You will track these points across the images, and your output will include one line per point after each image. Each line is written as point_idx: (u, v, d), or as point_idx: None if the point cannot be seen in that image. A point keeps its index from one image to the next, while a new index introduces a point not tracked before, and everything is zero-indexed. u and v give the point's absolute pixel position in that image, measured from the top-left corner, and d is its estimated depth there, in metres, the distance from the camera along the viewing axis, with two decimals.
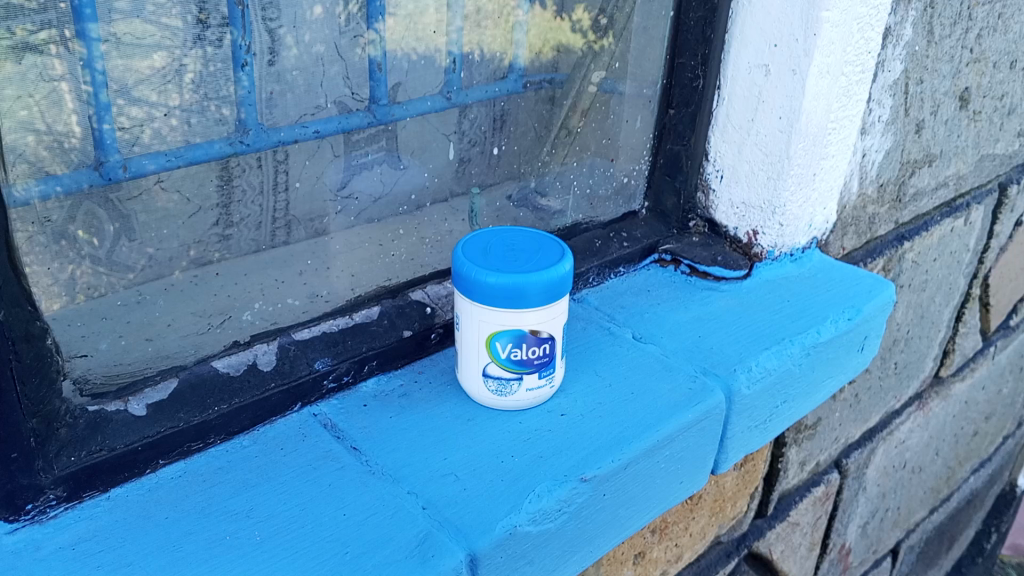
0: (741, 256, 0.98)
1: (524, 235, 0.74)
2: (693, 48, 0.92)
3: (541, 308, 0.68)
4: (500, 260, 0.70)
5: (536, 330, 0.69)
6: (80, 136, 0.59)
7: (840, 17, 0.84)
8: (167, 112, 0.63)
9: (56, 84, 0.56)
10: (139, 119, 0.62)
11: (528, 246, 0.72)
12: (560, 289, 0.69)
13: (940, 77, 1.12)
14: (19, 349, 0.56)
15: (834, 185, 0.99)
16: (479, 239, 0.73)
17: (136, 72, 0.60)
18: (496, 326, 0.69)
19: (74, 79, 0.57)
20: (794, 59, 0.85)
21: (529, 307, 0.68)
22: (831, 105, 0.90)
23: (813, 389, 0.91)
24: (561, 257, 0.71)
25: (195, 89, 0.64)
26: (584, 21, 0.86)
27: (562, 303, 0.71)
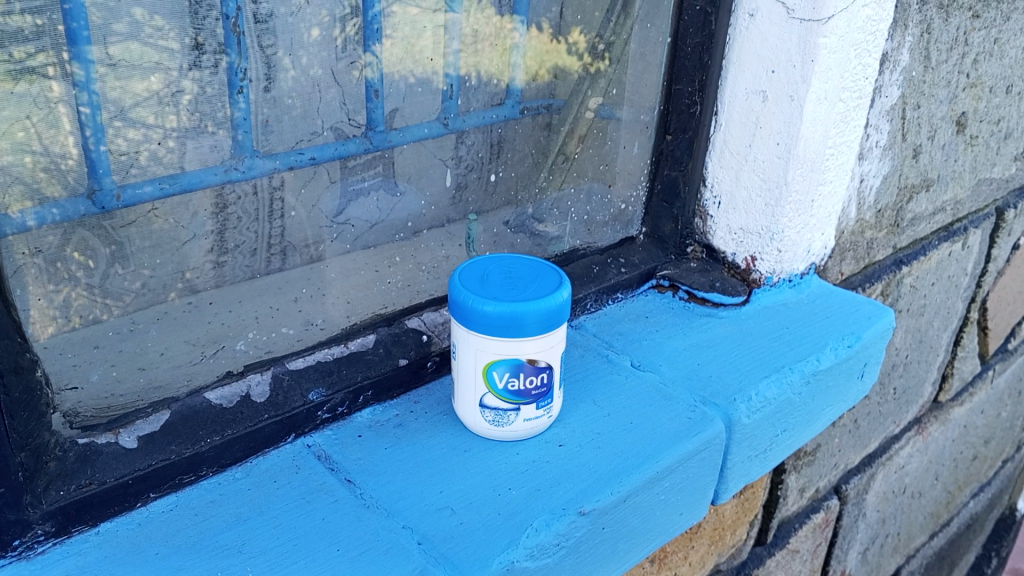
0: (739, 282, 0.97)
1: (517, 261, 0.73)
2: (690, 74, 0.91)
3: (536, 337, 0.68)
4: (497, 288, 0.69)
5: (533, 360, 0.69)
6: (76, 158, 0.59)
7: (838, 43, 0.84)
8: (164, 135, 0.64)
9: (53, 103, 0.56)
10: (136, 141, 0.62)
11: (524, 273, 0.72)
12: (558, 317, 0.69)
13: (937, 102, 1.12)
14: (9, 383, 0.55)
15: (833, 211, 0.98)
16: (476, 266, 0.72)
17: (133, 94, 0.61)
18: (492, 355, 0.68)
19: (71, 100, 0.57)
20: (791, 85, 0.85)
21: (526, 336, 0.67)
22: (829, 131, 0.90)
23: (814, 417, 0.90)
24: (559, 285, 0.70)
25: (192, 111, 0.65)
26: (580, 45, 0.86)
27: (560, 332, 0.70)
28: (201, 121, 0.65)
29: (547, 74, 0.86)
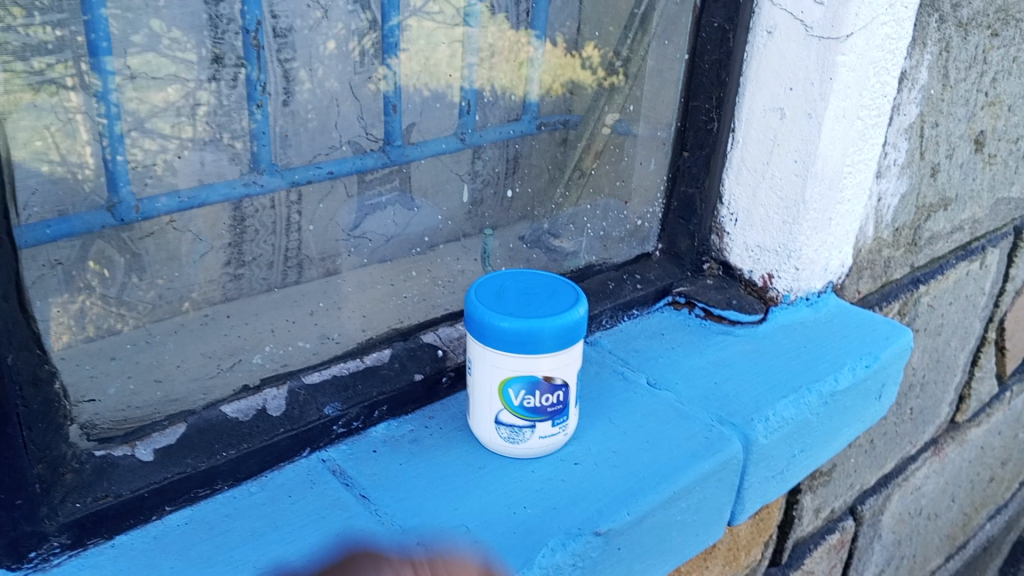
0: (756, 300, 0.97)
1: (533, 277, 0.73)
2: (708, 91, 0.90)
3: (553, 355, 0.67)
4: (513, 304, 0.69)
5: (549, 377, 0.68)
6: (93, 168, 0.60)
7: (856, 60, 0.84)
8: (179, 144, 0.66)
9: (71, 113, 0.57)
10: (152, 151, 0.64)
11: (541, 289, 0.72)
12: (574, 333, 0.68)
13: (956, 120, 1.11)
14: (26, 395, 0.54)
15: (850, 229, 0.98)
16: (493, 280, 0.72)
17: (150, 105, 0.62)
18: (508, 372, 0.68)
19: (88, 110, 0.58)
20: (810, 103, 0.85)
21: (541, 353, 0.67)
22: (847, 149, 0.90)
23: (831, 438, 0.89)
24: (575, 301, 0.70)
25: (207, 121, 0.67)
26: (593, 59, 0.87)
27: (578, 349, 0.70)
28: (216, 132, 0.67)
29: (560, 88, 0.88)
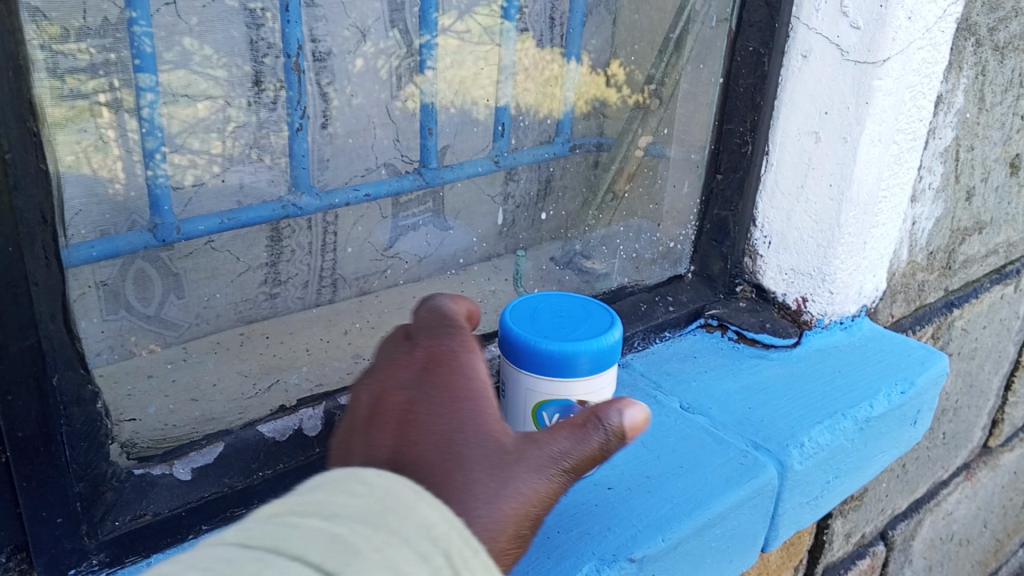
0: (790, 323, 0.96)
1: (573, 299, 0.73)
2: (742, 114, 0.90)
3: (581, 381, 0.67)
4: (546, 327, 0.69)
5: (583, 401, 0.68)
6: (124, 182, 0.61)
7: (893, 85, 0.83)
8: (210, 159, 0.67)
9: (104, 131, 0.58)
10: (181, 166, 0.65)
11: (579, 311, 0.71)
12: (608, 357, 0.68)
13: (991, 144, 1.11)
14: (70, 413, 0.54)
15: (884, 253, 0.97)
16: (533, 300, 0.72)
17: (179, 120, 0.64)
18: (544, 396, 0.68)
19: (120, 125, 0.59)
20: (845, 127, 0.84)
21: (576, 376, 0.67)
22: (882, 174, 0.89)
23: (865, 464, 0.88)
24: (610, 324, 0.69)
25: (237, 137, 0.68)
26: (621, 78, 0.90)
27: (610, 375, 0.69)
28: (246, 148, 0.68)
29: (587, 109, 0.91)
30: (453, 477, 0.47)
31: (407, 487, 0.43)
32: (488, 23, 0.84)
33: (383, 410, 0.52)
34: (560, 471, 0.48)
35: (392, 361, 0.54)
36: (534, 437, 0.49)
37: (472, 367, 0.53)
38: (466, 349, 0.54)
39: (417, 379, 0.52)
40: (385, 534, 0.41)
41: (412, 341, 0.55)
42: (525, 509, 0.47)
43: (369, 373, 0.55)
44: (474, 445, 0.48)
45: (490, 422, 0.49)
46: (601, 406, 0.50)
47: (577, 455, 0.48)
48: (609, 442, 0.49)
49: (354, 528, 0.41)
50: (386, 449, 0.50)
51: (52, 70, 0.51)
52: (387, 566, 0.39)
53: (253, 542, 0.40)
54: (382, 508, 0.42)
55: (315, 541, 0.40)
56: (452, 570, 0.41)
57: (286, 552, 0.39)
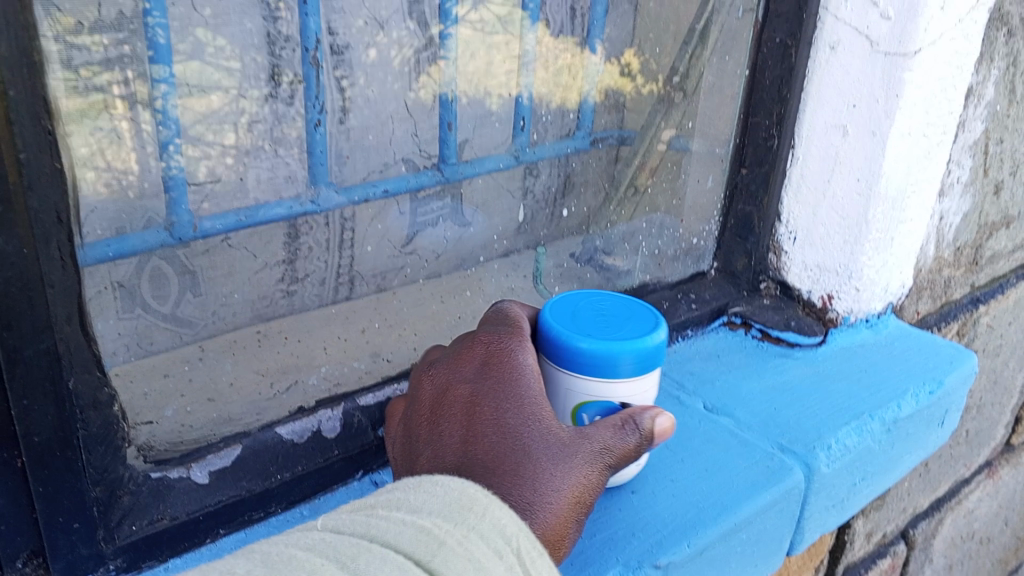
0: (815, 321, 0.95)
1: (624, 303, 0.70)
2: (768, 107, 0.89)
3: (592, 380, 0.65)
4: (589, 326, 0.67)
5: (625, 403, 0.66)
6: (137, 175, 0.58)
7: (925, 78, 0.81)
8: (223, 151, 0.63)
9: (118, 124, 0.55)
10: (194, 158, 0.62)
11: (625, 313, 0.69)
12: (652, 359, 0.66)
13: (1020, 137, 1.08)
14: (87, 417, 0.54)
15: (912, 249, 0.95)
16: (586, 297, 0.71)
17: (193, 111, 0.60)
18: (584, 396, 0.66)
19: (134, 118, 0.56)
20: (873, 121, 0.83)
21: (619, 378, 0.65)
22: (911, 169, 0.87)
23: (892, 466, 0.87)
24: (655, 325, 0.67)
25: (251, 130, 0.64)
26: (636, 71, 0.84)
27: (639, 381, 0.66)
28: (262, 139, 0.65)
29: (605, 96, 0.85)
30: (521, 465, 0.56)
31: (475, 493, 0.51)
32: (502, 14, 0.76)
33: (451, 402, 0.62)
34: (604, 466, 0.58)
35: (456, 357, 0.65)
36: (583, 434, 0.58)
37: (525, 366, 0.62)
38: (519, 349, 0.64)
39: (479, 375, 0.62)
40: (464, 530, 0.49)
41: (473, 340, 0.65)
42: (581, 495, 0.56)
43: (435, 366, 0.66)
44: (534, 439, 0.58)
45: (546, 422, 0.59)
46: (634, 410, 0.60)
47: (619, 451, 0.58)
48: (643, 443, 0.59)
49: (436, 521, 0.49)
50: (456, 437, 0.59)
51: (66, 63, 0.50)
52: (467, 559, 0.47)
53: (353, 526, 0.49)
54: (458, 506, 0.50)
55: (403, 532, 0.48)
56: (518, 564, 0.49)
57: (383, 535, 0.48)
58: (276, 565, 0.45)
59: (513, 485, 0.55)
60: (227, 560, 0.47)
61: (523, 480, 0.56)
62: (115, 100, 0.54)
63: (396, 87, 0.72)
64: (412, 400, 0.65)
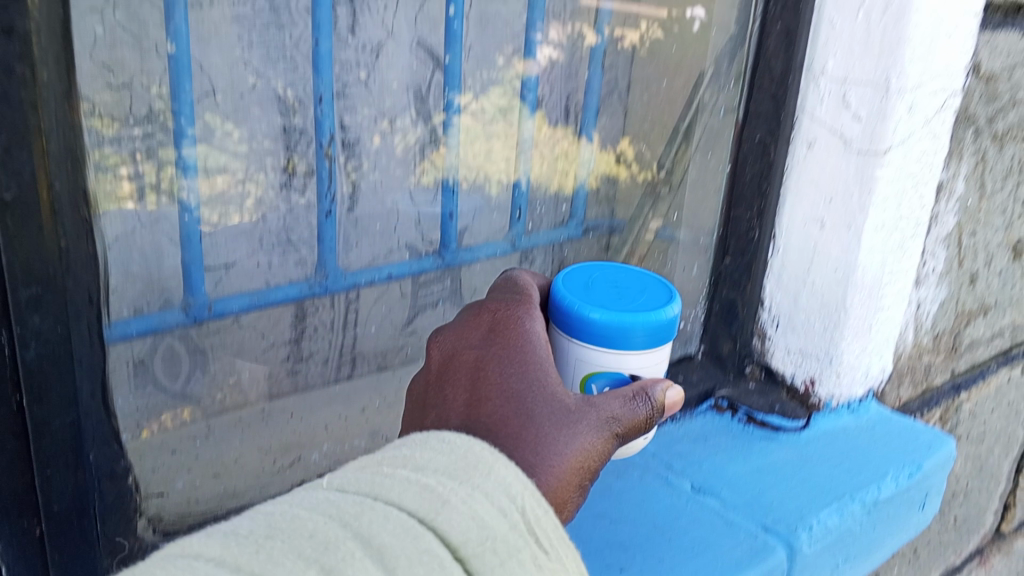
0: (799, 406, 0.98)
1: (640, 279, 0.73)
2: (749, 200, 0.92)
3: (607, 353, 0.66)
4: (604, 296, 0.69)
5: (636, 375, 0.67)
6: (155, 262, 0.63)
7: (894, 174, 0.86)
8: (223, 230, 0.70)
9: (123, 205, 0.59)
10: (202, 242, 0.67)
11: (637, 288, 0.71)
12: (665, 332, 0.67)
13: (992, 229, 1.13)
14: (103, 487, 0.57)
15: (890, 336, 0.99)
16: (600, 271, 0.73)
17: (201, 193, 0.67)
18: (595, 366, 0.67)
19: (136, 200, 0.60)
20: (849, 215, 0.86)
21: (632, 349, 0.66)
22: (886, 260, 0.92)
23: (875, 548, 0.89)
24: (669, 299, 0.69)
25: (254, 212, 0.72)
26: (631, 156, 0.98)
27: (651, 354, 0.67)
28: (272, 225, 0.74)
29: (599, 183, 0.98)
30: (525, 429, 0.56)
31: (483, 452, 0.50)
32: (503, 104, 0.89)
33: (458, 366, 0.63)
34: (613, 434, 0.59)
35: (464, 326, 0.66)
36: (594, 400, 0.59)
37: (533, 333, 0.64)
38: (526, 318, 0.66)
39: (486, 341, 0.64)
40: (468, 489, 0.48)
41: (481, 311, 0.67)
42: (585, 461, 0.57)
43: (441, 335, 0.67)
44: (541, 398, 0.58)
45: (556, 385, 0.60)
46: (645, 385, 0.63)
47: (628, 419, 0.60)
48: (651, 415, 0.62)
49: (441, 480, 0.48)
50: (460, 398, 0.60)
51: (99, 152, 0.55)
52: (471, 517, 0.46)
53: (357, 484, 0.48)
54: (464, 465, 0.49)
55: (408, 490, 0.47)
56: (524, 525, 0.48)
57: (388, 494, 0.47)
58: (277, 525, 0.44)
59: (520, 445, 0.55)
60: (232, 522, 0.45)
61: (527, 444, 0.55)
62: (127, 189, 0.59)
63: (401, 175, 0.83)
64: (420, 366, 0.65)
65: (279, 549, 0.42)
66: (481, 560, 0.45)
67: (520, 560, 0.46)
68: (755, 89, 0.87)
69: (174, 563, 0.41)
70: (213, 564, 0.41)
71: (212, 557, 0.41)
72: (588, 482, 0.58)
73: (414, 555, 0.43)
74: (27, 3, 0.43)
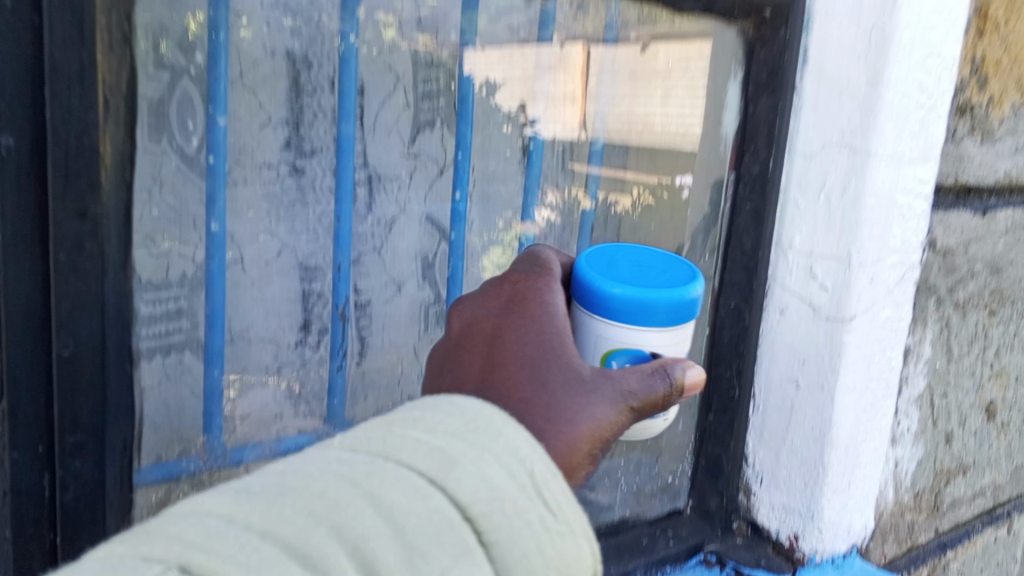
0: (784, 561, 1.01)
1: (663, 258, 0.77)
2: (728, 360, 0.98)
3: (631, 329, 0.69)
4: (627, 274, 0.72)
5: (655, 352, 0.70)
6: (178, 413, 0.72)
7: (862, 338, 0.91)
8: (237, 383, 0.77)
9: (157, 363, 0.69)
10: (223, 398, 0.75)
11: (662, 267, 0.75)
12: (685, 311, 0.70)
13: (963, 391, 1.19)
14: None
15: (869, 494, 1.03)
16: (624, 253, 0.76)
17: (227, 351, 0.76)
18: (615, 343, 0.70)
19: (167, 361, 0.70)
20: (822, 375, 0.92)
21: (653, 324, 0.69)
22: (860, 418, 0.96)
23: None
24: (691, 280, 0.73)
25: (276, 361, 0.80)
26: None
27: (671, 332, 0.70)
28: (285, 378, 0.81)
29: None
30: (537, 395, 0.57)
31: (494, 416, 0.48)
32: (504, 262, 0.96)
33: (477, 329, 0.65)
34: (628, 407, 0.59)
35: (486, 298, 0.69)
36: (610, 373, 0.60)
37: (551, 305, 0.66)
38: (545, 292, 0.68)
39: (505, 310, 0.66)
40: (479, 451, 0.45)
41: (502, 286, 0.70)
42: (598, 429, 0.57)
43: (463, 306, 0.69)
44: (555, 367, 0.59)
45: (572, 357, 0.60)
46: (665, 363, 0.63)
47: (645, 395, 0.60)
48: (670, 393, 0.61)
49: (451, 443, 0.45)
50: (476, 362, 0.61)
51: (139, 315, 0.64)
52: (481, 478, 0.44)
53: (367, 444, 0.45)
54: (475, 428, 0.47)
55: (419, 450, 0.44)
56: (534, 488, 0.45)
57: (397, 453, 0.44)
58: (286, 484, 0.41)
59: (531, 410, 0.56)
60: (239, 481, 0.42)
61: (538, 410, 0.56)
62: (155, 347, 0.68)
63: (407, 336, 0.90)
64: (441, 336, 0.68)
65: (290, 508, 0.39)
66: (490, 521, 0.43)
67: (529, 521, 0.44)
68: (729, 260, 0.95)
69: (179, 522, 0.38)
70: (224, 521, 0.38)
71: (223, 515, 0.39)
72: (599, 453, 0.58)
73: (425, 515, 0.41)
74: (100, 189, 0.52)
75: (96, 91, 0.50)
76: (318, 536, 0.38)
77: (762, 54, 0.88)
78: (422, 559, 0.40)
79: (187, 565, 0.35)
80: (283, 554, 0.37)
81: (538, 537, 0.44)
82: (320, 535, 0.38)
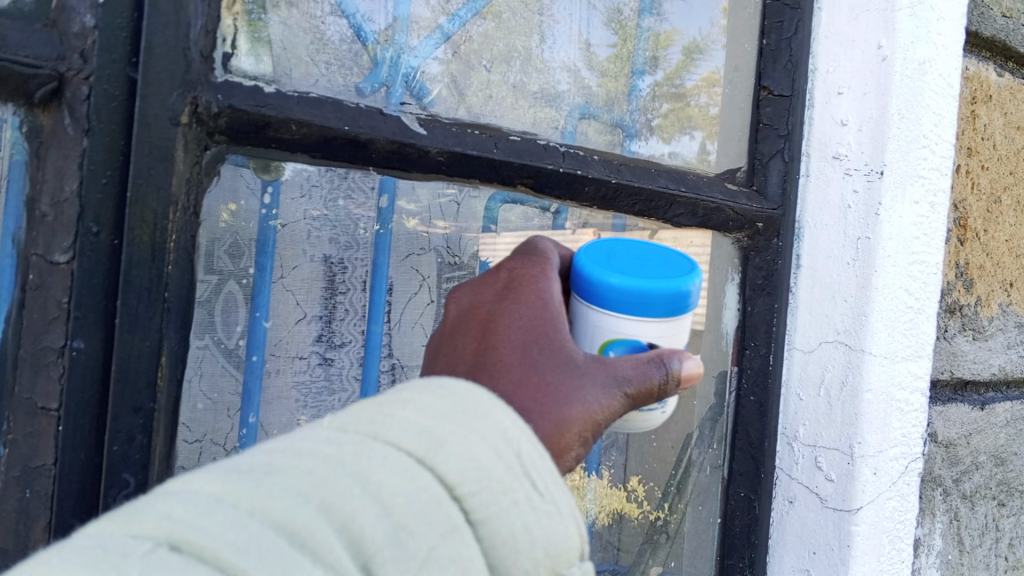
0: None
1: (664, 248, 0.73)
2: (740, 550, 0.96)
3: (623, 319, 0.66)
4: (625, 263, 0.69)
5: (653, 343, 0.67)
6: None
7: (870, 528, 0.91)
8: None
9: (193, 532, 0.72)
10: None
11: (661, 251, 0.72)
12: (682, 303, 0.68)
13: None
14: None
15: None
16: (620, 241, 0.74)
17: None
18: (613, 335, 0.67)
19: None
20: (832, 565, 0.91)
21: (649, 316, 0.66)
22: None
23: None
24: (690, 270, 0.69)
25: None
26: (642, 493, 1.00)
27: (668, 324, 0.68)
28: None
29: (609, 518, 0.98)
30: (530, 377, 0.57)
31: (480, 397, 0.48)
32: None
33: (472, 313, 0.64)
34: (621, 394, 0.59)
35: (481, 282, 0.67)
36: (604, 360, 0.60)
37: (546, 288, 0.64)
38: (541, 275, 0.66)
39: (500, 294, 0.64)
40: (468, 431, 0.45)
41: (498, 267, 0.67)
42: (590, 413, 0.57)
43: (459, 292, 0.68)
44: (549, 352, 0.59)
45: (568, 342, 0.60)
46: (661, 354, 0.63)
47: (639, 382, 0.60)
48: (664, 384, 0.62)
49: (440, 422, 0.45)
50: (470, 349, 0.61)
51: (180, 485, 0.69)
52: (469, 458, 0.44)
53: (356, 425, 0.44)
54: (463, 408, 0.46)
55: (407, 429, 0.44)
56: (522, 470, 0.45)
57: (385, 433, 0.43)
58: (275, 463, 0.39)
59: (521, 391, 0.56)
60: (224, 463, 0.41)
61: (529, 392, 0.56)
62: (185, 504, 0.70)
63: None
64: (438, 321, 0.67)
65: (277, 486, 0.38)
66: (478, 500, 0.43)
67: (514, 499, 0.44)
68: (736, 450, 0.96)
69: (168, 500, 0.36)
70: (214, 497, 0.36)
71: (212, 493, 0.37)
72: (592, 437, 0.58)
73: (415, 496, 0.41)
74: (156, 385, 0.58)
75: (161, 300, 0.58)
76: (307, 515, 0.37)
77: (757, 261, 0.95)
78: (411, 538, 0.39)
79: (180, 542, 0.34)
80: (274, 534, 0.35)
81: (524, 515, 0.44)
82: (310, 512, 0.37)
